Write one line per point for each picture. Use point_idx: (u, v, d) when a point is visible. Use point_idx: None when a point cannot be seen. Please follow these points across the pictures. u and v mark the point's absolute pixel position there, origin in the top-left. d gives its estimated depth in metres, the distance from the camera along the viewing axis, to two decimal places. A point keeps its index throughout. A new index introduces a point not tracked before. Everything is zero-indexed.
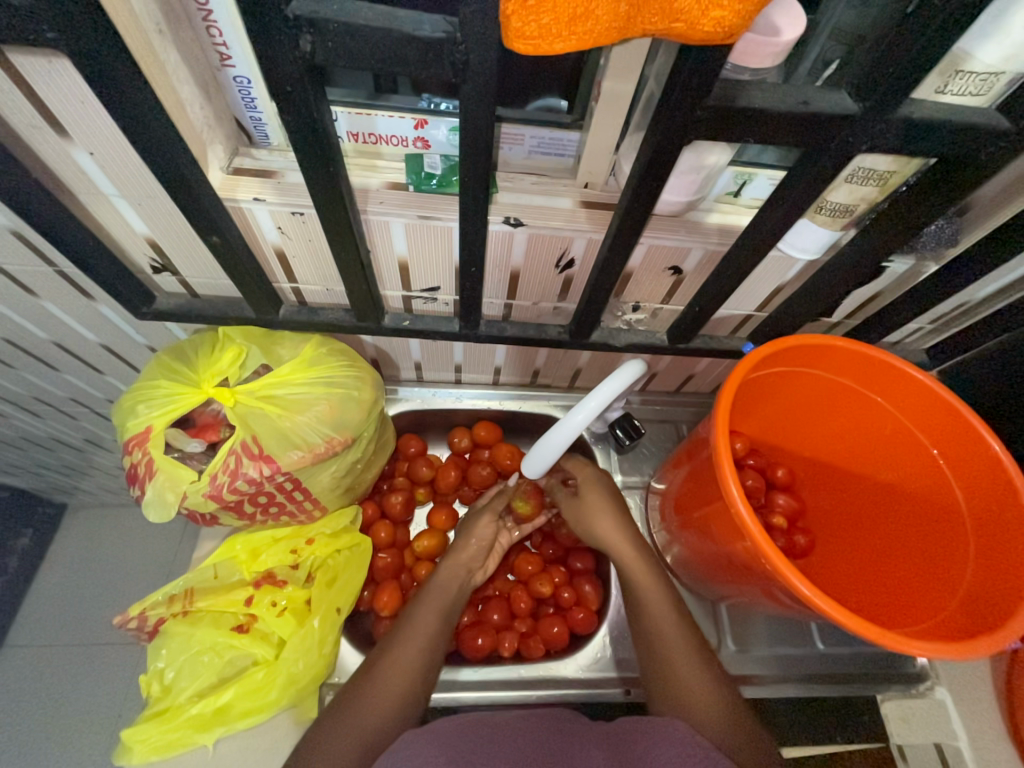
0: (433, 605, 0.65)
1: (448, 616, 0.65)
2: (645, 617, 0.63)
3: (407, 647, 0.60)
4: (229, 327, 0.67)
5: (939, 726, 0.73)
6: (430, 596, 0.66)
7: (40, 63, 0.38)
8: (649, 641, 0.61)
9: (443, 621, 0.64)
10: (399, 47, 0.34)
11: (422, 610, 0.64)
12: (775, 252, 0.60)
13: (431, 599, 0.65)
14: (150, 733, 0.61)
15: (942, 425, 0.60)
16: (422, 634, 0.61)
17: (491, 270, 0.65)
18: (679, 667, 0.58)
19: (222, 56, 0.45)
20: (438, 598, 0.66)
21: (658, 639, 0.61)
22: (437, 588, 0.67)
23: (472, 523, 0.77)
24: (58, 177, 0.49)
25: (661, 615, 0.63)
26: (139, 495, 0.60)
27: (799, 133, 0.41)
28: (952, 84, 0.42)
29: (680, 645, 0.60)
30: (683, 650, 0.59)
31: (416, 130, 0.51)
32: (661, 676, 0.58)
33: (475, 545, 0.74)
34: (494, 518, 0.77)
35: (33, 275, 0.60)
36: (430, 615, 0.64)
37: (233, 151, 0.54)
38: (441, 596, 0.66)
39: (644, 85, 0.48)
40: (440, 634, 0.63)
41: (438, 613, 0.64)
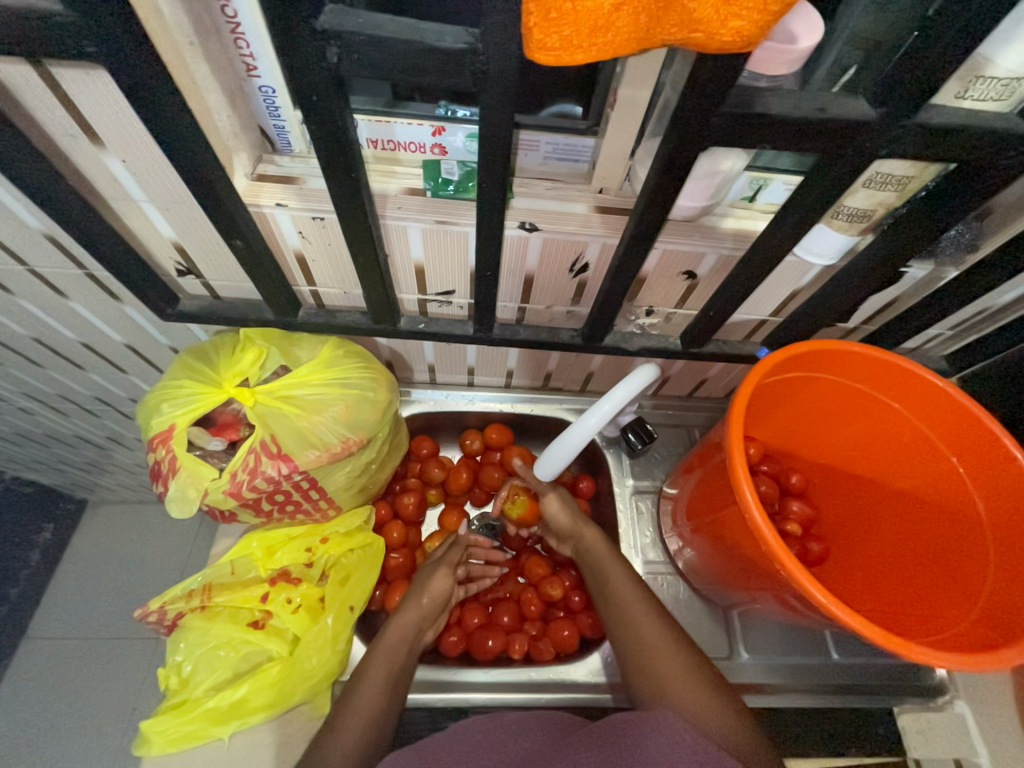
0: (377, 675, 0.61)
1: (395, 685, 0.61)
2: (632, 629, 0.63)
3: (346, 728, 0.56)
4: (250, 328, 0.69)
5: (958, 741, 0.72)
6: (375, 663, 0.62)
7: (79, 75, 0.40)
8: (635, 653, 0.61)
9: (390, 689, 0.60)
10: (421, 58, 0.35)
11: (365, 682, 0.60)
12: (790, 258, 0.60)
13: (376, 667, 0.62)
14: (168, 725, 0.62)
15: (961, 433, 0.59)
16: (363, 711, 0.57)
17: (506, 274, 0.65)
18: (668, 671, 0.58)
19: (249, 67, 0.46)
20: (384, 664, 0.62)
21: (646, 645, 0.61)
22: (383, 653, 0.63)
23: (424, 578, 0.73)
24: (91, 183, 0.51)
25: (648, 625, 0.63)
26: (162, 492, 0.62)
27: (815, 139, 0.41)
28: (974, 89, 0.41)
29: (669, 651, 0.60)
30: (671, 659, 0.59)
31: (433, 137, 0.51)
32: (649, 682, 0.58)
33: (428, 598, 0.70)
34: (450, 571, 0.73)
35: (64, 277, 0.62)
36: (375, 686, 0.60)
37: (257, 158, 0.56)
38: (388, 660, 0.62)
39: (660, 91, 0.48)
40: (388, 703, 0.59)
41: (384, 683, 0.60)
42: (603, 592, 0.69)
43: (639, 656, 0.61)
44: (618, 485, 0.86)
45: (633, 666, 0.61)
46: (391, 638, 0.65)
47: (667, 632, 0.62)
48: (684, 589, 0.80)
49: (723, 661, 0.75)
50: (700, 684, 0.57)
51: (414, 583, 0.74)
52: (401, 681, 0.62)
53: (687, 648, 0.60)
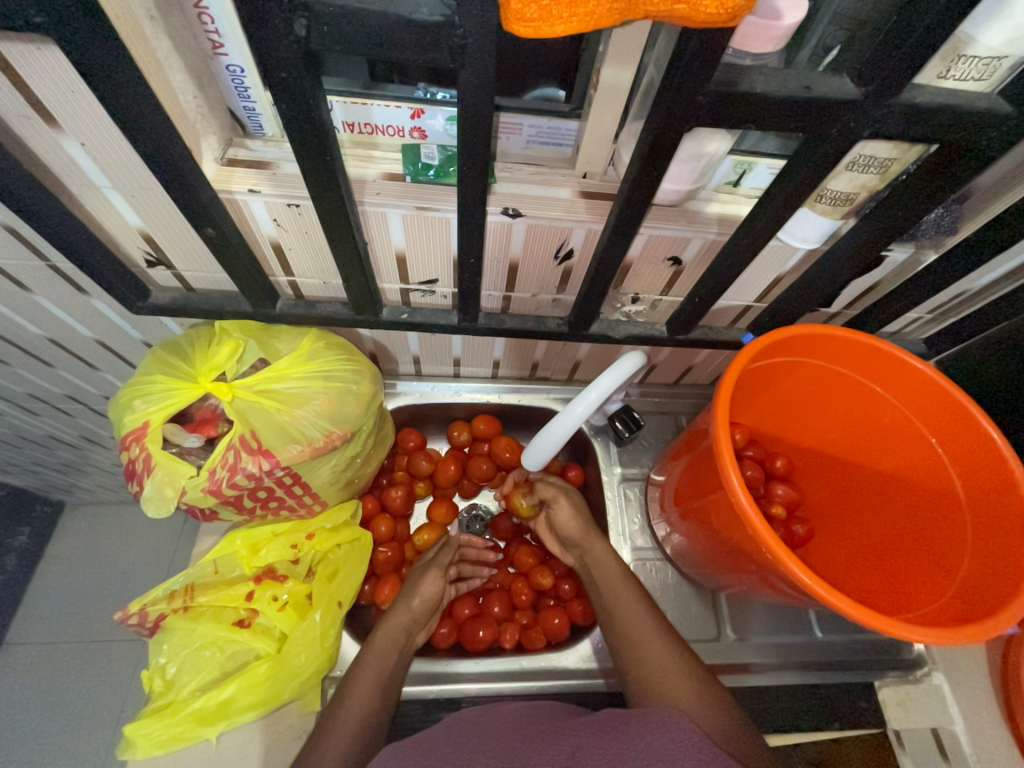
0: (365, 681, 0.60)
1: (384, 693, 0.60)
2: (621, 620, 0.64)
3: (332, 734, 0.55)
4: (226, 321, 0.67)
5: (935, 711, 0.74)
6: (364, 667, 0.61)
7: (27, 50, 0.38)
8: (625, 642, 0.62)
9: (379, 695, 0.59)
10: (396, 32, 0.34)
11: (353, 687, 0.59)
12: (774, 242, 0.60)
13: (365, 672, 0.61)
14: (153, 728, 0.61)
15: (940, 414, 0.60)
16: (350, 715, 0.57)
17: (490, 262, 0.64)
18: (656, 656, 0.59)
19: (215, 44, 0.44)
20: (373, 668, 0.61)
21: (635, 632, 0.62)
22: (371, 658, 0.62)
23: (417, 579, 0.72)
24: (49, 169, 0.48)
25: (638, 615, 0.64)
26: (138, 491, 0.60)
27: (800, 119, 0.41)
28: (954, 69, 0.41)
29: (658, 639, 0.61)
30: (659, 646, 0.60)
31: (412, 120, 0.50)
32: (638, 669, 0.60)
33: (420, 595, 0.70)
34: (443, 572, 0.73)
35: (25, 269, 0.59)
36: (364, 690, 0.59)
37: (227, 142, 0.53)
38: (377, 665, 0.62)
39: (644, 71, 0.47)
40: (375, 710, 0.58)
41: (372, 689, 0.59)
42: (595, 584, 0.70)
43: (630, 645, 0.62)
44: (606, 474, 0.86)
45: (624, 653, 0.62)
46: (383, 641, 0.64)
47: (657, 625, 0.63)
48: (672, 574, 0.81)
49: (711, 643, 0.77)
50: (681, 669, 0.58)
51: (404, 585, 0.73)
52: (391, 688, 0.61)
53: (674, 634, 0.62)
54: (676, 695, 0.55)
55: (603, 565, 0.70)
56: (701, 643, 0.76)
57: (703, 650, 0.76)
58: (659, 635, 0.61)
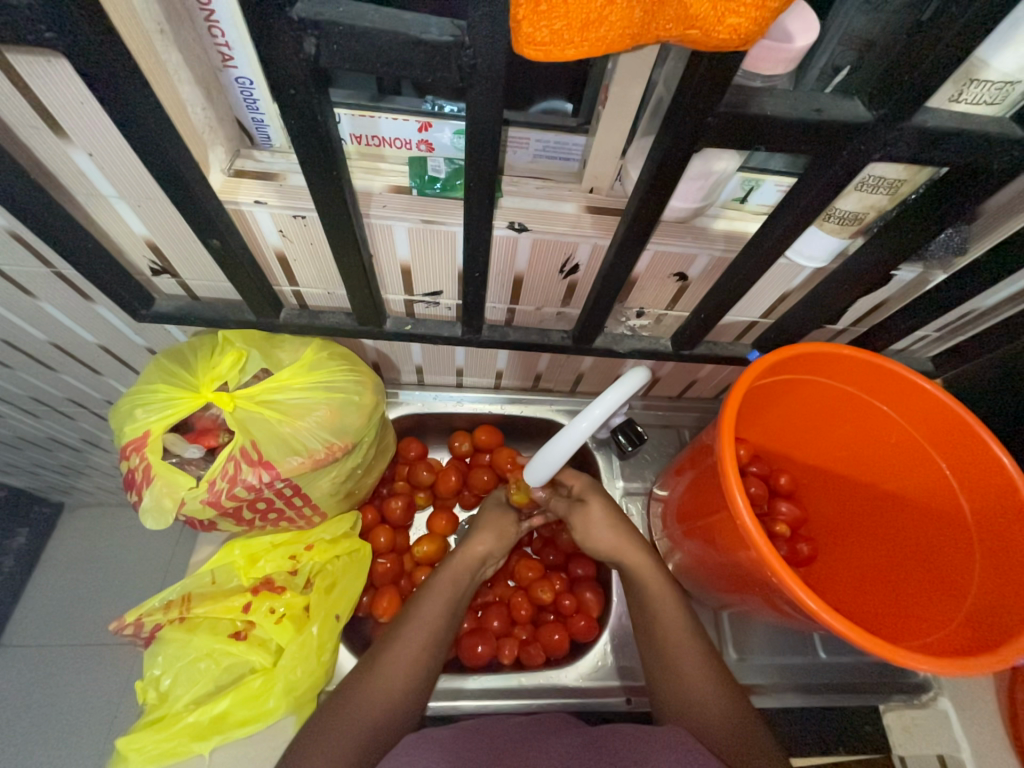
0: (414, 639, 0.60)
1: (433, 655, 0.60)
2: (666, 642, 0.62)
3: (374, 691, 0.56)
4: (229, 330, 0.66)
5: (941, 736, 0.73)
6: (413, 625, 0.61)
7: (38, 63, 0.38)
8: (666, 665, 0.61)
9: (424, 658, 0.59)
10: (405, 51, 0.33)
11: (400, 644, 0.59)
12: (782, 260, 0.59)
13: (414, 631, 0.60)
14: (146, 742, 0.60)
15: (948, 436, 0.59)
16: (393, 676, 0.57)
17: (494, 274, 0.64)
18: (698, 688, 0.58)
19: (225, 57, 0.44)
20: (425, 629, 0.60)
21: (678, 651, 0.61)
22: (421, 617, 0.61)
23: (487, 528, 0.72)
24: (56, 178, 0.49)
25: (682, 642, 0.61)
26: (136, 501, 0.59)
27: (809, 141, 0.41)
28: (967, 92, 0.41)
29: (700, 669, 0.59)
30: (700, 676, 0.59)
31: (420, 133, 0.50)
32: (675, 696, 0.58)
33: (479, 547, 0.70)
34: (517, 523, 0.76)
35: (31, 275, 0.59)
36: (414, 648, 0.59)
37: (234, 152, 0.53)
38: (429, 626, 0.61)
39: (653, 88, 0.47)
40: (420, 672, 0.58)
41: (419, 651, 0.59)
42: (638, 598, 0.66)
43: (670, 664, 0.60)
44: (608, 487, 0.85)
45: (661, 679, 0.60)
46: (434, 601, 0.63)
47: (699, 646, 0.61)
48: None
49: None
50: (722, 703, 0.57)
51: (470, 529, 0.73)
52: (438, 649, 0.61)
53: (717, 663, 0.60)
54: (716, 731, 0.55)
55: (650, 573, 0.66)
56: None
57: None
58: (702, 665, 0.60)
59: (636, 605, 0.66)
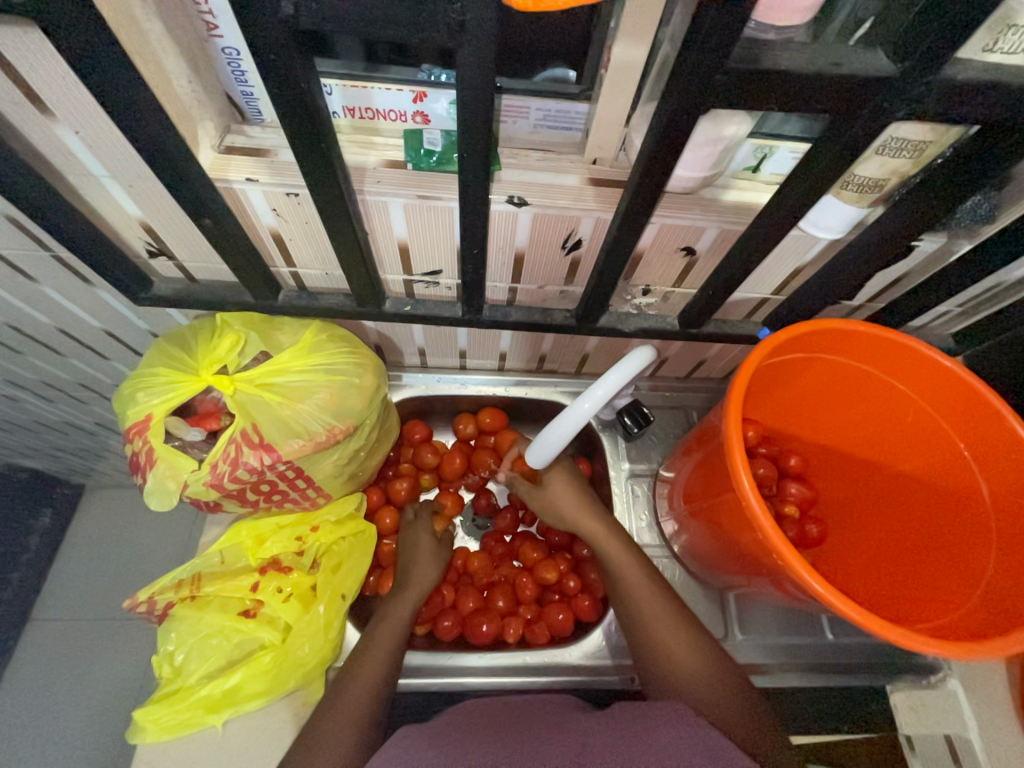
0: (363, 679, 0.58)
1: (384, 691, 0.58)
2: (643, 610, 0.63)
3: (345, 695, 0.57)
4: (228, 312, 0.66)
5: (951, 717, 0.73)
6: (362, 665, 0.59)
7: (14, 34, 0.36)
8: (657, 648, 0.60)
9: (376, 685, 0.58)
10: (388, 7, 0.31)
11: (348, 686, 0.58)
12: (795, 232, 0.57)
13: (364, 669, 0.59)
14: (162, 714, 0.62)
15: (969, 416, 0.57)
16: (348, 714, 0.55)
17: (495, 251, 0.62)
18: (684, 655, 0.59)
19: (209, 25, 0.42)
20: (374, 667, 0.60)
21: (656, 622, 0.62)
22: (370, 651, 0.61)
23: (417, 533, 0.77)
24: (45, 158, 0.48)
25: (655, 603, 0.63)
26: (141, 484, 0.60)
27: (825, 99, 0.38)
28: (1004, 40, 0.37)
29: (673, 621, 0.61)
30: (677, 634, 0.60)
31: (415, 103, 0.48)
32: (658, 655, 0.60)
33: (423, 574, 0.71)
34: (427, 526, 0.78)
35: (30, 260, 0.59)
36: (363, 686, 0.58)
37: (224, 129, 0.51)
38: (377, 663, 0.60)
39: (658, 49, 0.44)
40: (372, 712, 0.56)
41: (372, 688, 0.58)
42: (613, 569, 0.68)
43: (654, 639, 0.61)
44: (614, 469, 0.84)
45: (642, 640, 0.62)
46: (380, 642, 0.62)
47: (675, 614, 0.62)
48: (679, 572, 0.79)
49: (718, 643, 0.75)
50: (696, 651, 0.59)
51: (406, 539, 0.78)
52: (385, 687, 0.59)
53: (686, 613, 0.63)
54: (698, 678, 0.57)
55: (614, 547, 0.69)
56: None
57: None
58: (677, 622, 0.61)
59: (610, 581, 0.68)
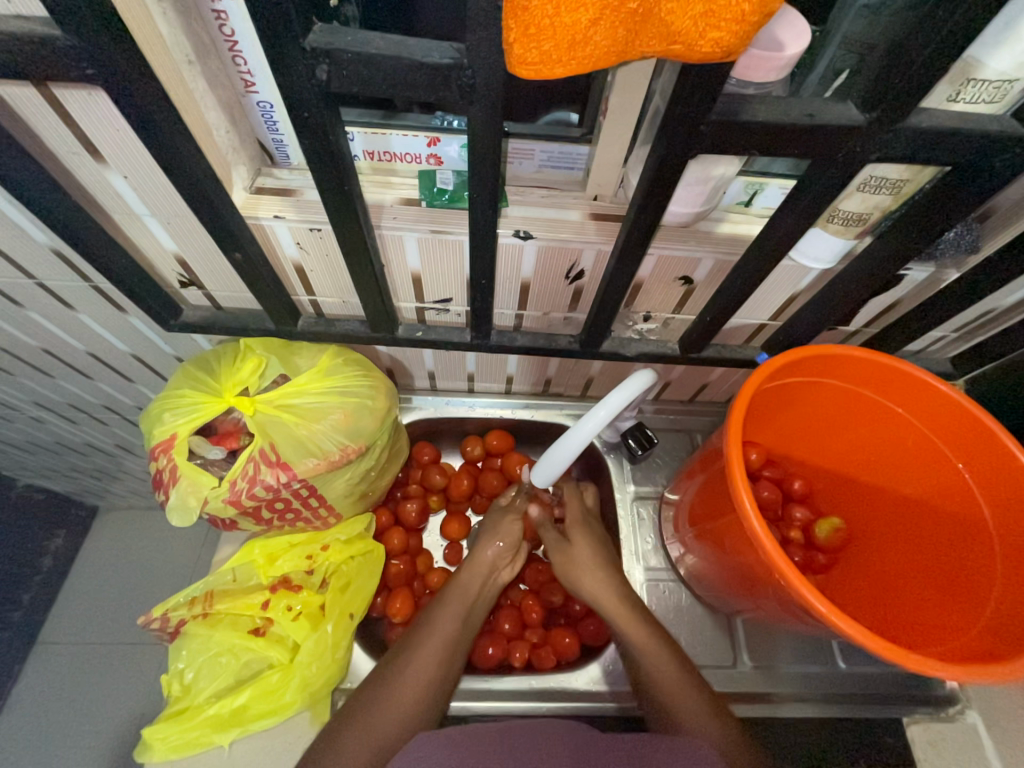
0: (420, 665, 0.60)
1: (440, 682, 0.61)
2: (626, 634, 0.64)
3: (406, 679, 0.59)
4: (250, 338, 0.70)
5: (971, 752, 0.70)
6: (422, 651, 0.62)
7: (81, 96, 0.41)
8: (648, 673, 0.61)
9: (436, 671, 0.61)
10: (408, 73, 0.36)
11: (408, 671, 0.60)
12: (787, 262, 0.60)
13: (424, 654, 0.62)
14: (169, 732, 0.62)
15: (965, 436, 0.58)
16: (404, 698, 0.58)
17: (502, 280, 0.66)
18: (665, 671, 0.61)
19: (247, 83, 0.47)
20: (433, 655, 0.62)
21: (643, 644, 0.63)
22: (432, 636, 0.63)
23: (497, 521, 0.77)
24: (94, 198, 0.53)
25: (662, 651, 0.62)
26: (163, 500, 0.63)
27: (803, 144, 0.41)
28: (965, 92, 0.41)
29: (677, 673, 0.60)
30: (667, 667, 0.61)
31: (429, 147, 0.52)
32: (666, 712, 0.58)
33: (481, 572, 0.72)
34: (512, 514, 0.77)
35: (71, 290, 0.64)
36: (420, 674, 0.60)
37: (256, 171, 0.56)
38: (437, 652, 0.62)
39: (651, 99, 0.48)
40: (428, 698, 0.59)
41: (427, 678, 0.60)
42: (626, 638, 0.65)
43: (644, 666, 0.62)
44: (619, 491, 0.85)
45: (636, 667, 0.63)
46: (440, 630, 0.64)
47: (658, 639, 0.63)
48: (686, 596, 0.79)
49: (727, 670, 0.74)
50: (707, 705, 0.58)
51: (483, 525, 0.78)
52: (442, 677, 0.61)
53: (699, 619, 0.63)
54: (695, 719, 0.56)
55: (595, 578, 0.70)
56: (715, 670, 0.74)
57: (717, 678, 0.74)
58: (679, 669, 0.60)
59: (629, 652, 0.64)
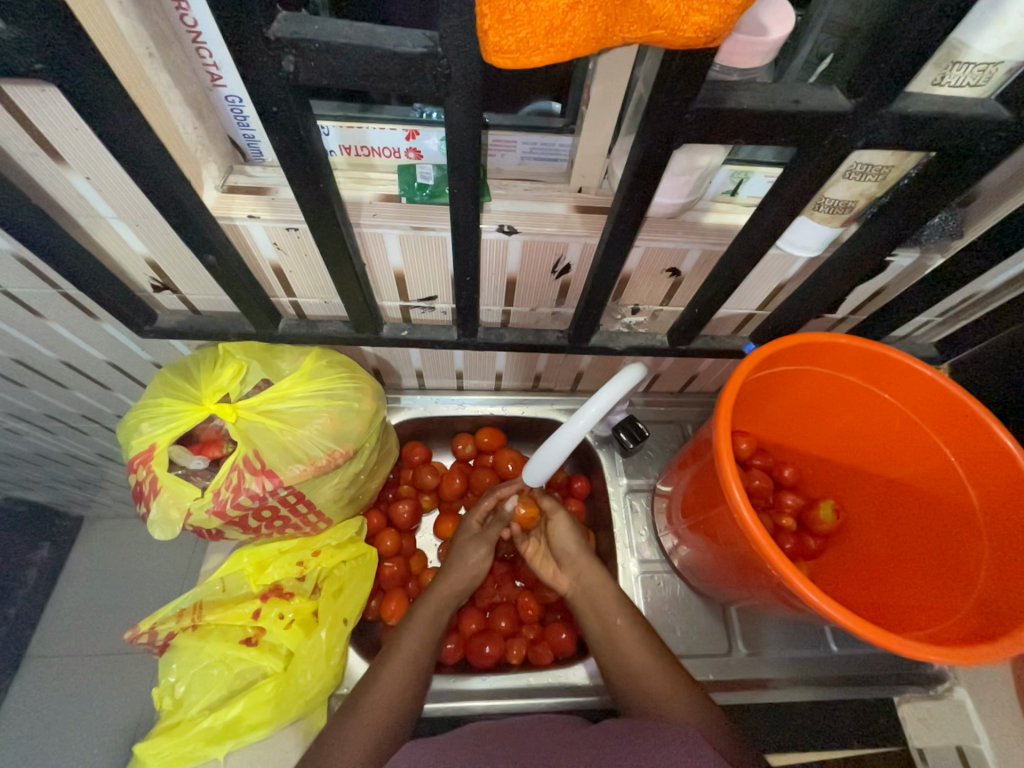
0: (393, 683, 0.59)
1: (410, 697, 0.59)
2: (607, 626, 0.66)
3: (388, 689, 0.59)
4: (229, 343, 0.68)
5: (959, 728, 0.72)
6: (399, 659, 0.61)
7: (33, 93, 0.39)
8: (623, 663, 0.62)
9: (409, 679, 0.60)
10: (380, 64, 0.34)
11: (388, 678, 0.60)
12: (773, 251, 0.59)
13: (404, 662, 0.61)
14: (162, 747, 0.61)
15: (952, 422, 0.58)
16: (387, 707, 0.57)
17: (487, 277, 0.64)
18: (642, 658, 0.62)
19: (213, 76, 0.45)
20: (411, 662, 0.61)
21: (620, 636, 0.64)
22: (402, 654, 0.62)
23: (465, 539, 0.74)
24: (57, 202, 0.50)
25: (637, 643, 0.63)
26: (145, 513, 0.61)
27: (787, 132, 0.41)
28: (950, 75, 0.41)
29: (658, 664, 0.61)
30: (650, 657, 0.62)
31: (408, 141, 0.50)
32: (645, 699, 0.59)
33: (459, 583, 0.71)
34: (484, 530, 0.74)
35: (38, 297, 0.61)
36: (395, 685, 0.59)
37: (227, 169, 0.54)
38: (414, 659, 0.62)
39: (634, 86, 0.47)
40: (405, 705, 0.59)
41: (398, 699, 0.58)
42: (601, 634, 0.66)
43: (624, 661, 0.62)
44: (612, 484, 0.85)
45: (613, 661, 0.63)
46: (419, 638, 0.64)
47: (637, 627, 0.65)
48: (680, 586, 0.80)
49: (723, 658, 0.75)
50: (683, 691, 0.58)
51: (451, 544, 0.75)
52: (410, 698, 0.59)
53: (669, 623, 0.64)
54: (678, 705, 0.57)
55: (582, 566, 0.71)
56: (710, 659, 0.75)
57: (713, 666, 0.75)
58: (654, 654, 0.62)
59: (602, 647, 0.65)
